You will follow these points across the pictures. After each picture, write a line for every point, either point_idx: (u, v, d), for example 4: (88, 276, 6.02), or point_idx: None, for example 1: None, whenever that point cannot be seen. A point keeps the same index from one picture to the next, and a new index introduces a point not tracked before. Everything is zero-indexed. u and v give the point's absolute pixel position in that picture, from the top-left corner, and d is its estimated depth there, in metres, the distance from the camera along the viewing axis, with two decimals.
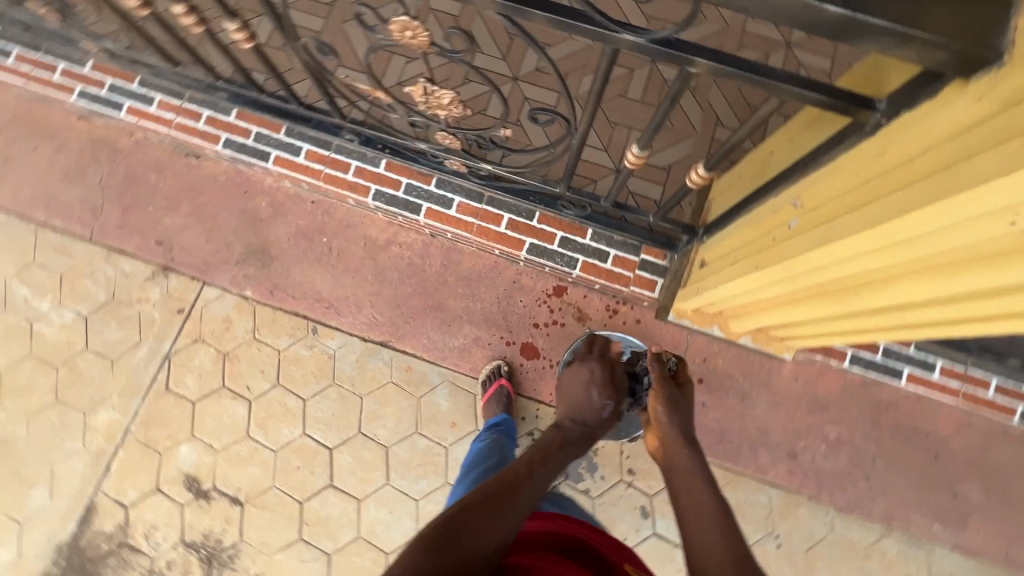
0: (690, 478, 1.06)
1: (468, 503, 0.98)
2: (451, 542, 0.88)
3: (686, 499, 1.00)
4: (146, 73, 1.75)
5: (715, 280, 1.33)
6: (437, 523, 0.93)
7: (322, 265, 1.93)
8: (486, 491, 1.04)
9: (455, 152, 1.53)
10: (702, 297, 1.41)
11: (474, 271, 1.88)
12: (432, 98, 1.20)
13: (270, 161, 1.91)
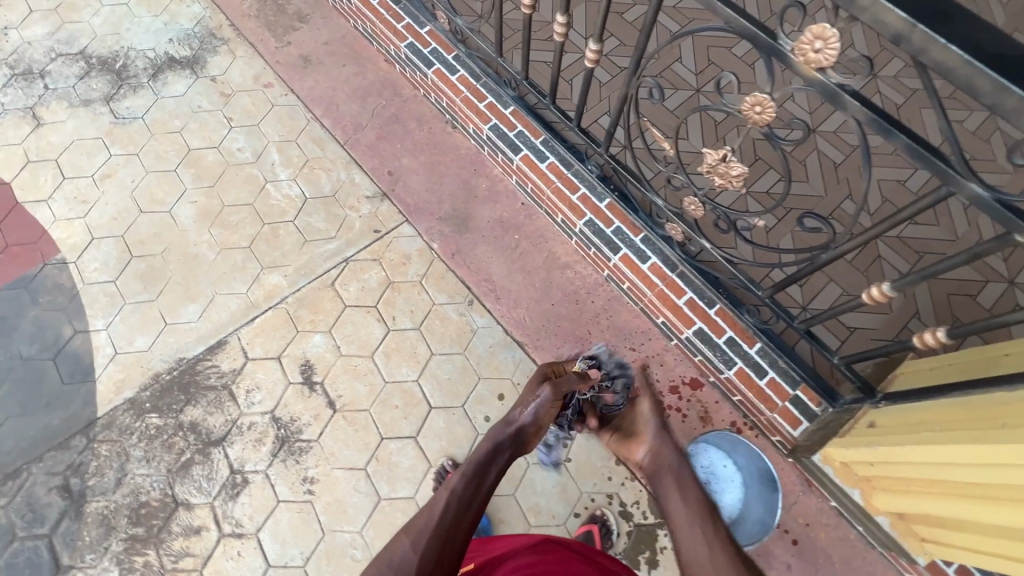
0: (677, 497, 0.96)
1: (419, 518, 0.92)
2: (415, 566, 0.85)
3: (677, 513, 0.93)
4: (464, 52, 2.13)
5: (890, 441, 1.36)
6: (393, 548, 0.88)
7: (504, 255, 2.11)
8: (437, 500, 0.95)
9: (684, 219, 1.70)
10: (866, 452, 1.43)
11: (627, 327, 2.00)
12: (721, 166, 1.35)
13: (518, 155, 2.05)
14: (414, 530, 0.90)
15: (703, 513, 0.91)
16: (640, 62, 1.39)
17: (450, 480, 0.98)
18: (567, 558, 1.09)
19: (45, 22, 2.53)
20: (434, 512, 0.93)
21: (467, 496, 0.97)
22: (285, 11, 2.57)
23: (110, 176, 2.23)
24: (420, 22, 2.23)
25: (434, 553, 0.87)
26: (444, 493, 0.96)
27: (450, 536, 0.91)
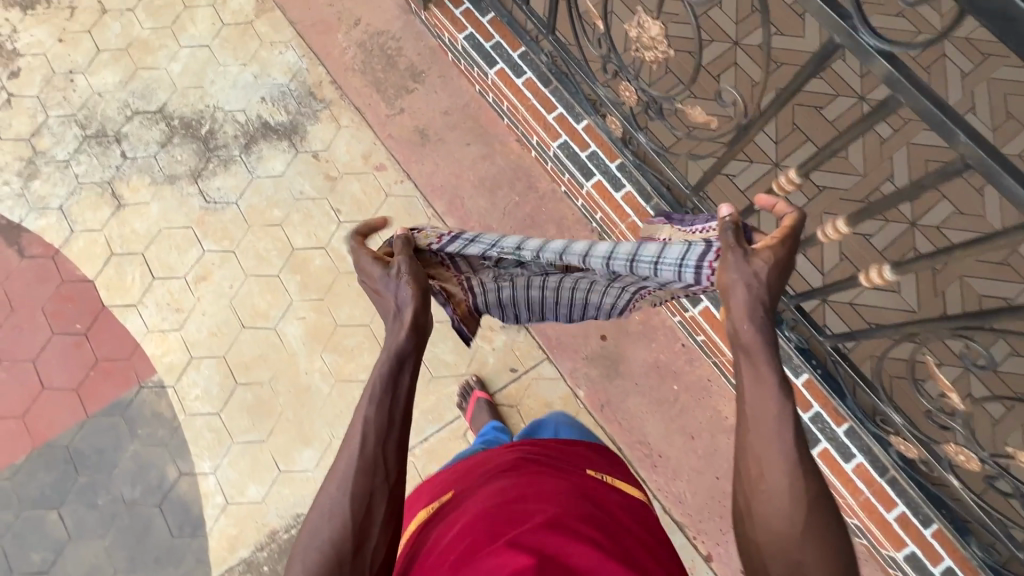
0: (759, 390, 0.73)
1: (340, 461, 0.79)
2: (346, 515, 0.77)
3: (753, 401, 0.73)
4: (633, 165, 1.74)
5: None
6: (322, 497, 0.78)
7: (661, 410, 1.82)
8: (352, 441, 0.80)
9: (929, 447, 1.38)
10: None
11: None
12: None
13: (696, 308, 1.71)
14: (342, 480, 0.78)
15: (774, 418, 0.72)
16: (967, 324, 1.04)
17: (360, 411, 0.80)
18: (539, 477, 1.05)
19: (115, 67, 2.15)
20: (356, 449, 0.79)
21: (386, 427, 0.80)
22: (396, 66, 2.14)
23: (204, 278, 1.94)
24: (576, 115, 1.82)
25: (362, 510, 0.77)
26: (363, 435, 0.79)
27: (379, 468, 0.79)
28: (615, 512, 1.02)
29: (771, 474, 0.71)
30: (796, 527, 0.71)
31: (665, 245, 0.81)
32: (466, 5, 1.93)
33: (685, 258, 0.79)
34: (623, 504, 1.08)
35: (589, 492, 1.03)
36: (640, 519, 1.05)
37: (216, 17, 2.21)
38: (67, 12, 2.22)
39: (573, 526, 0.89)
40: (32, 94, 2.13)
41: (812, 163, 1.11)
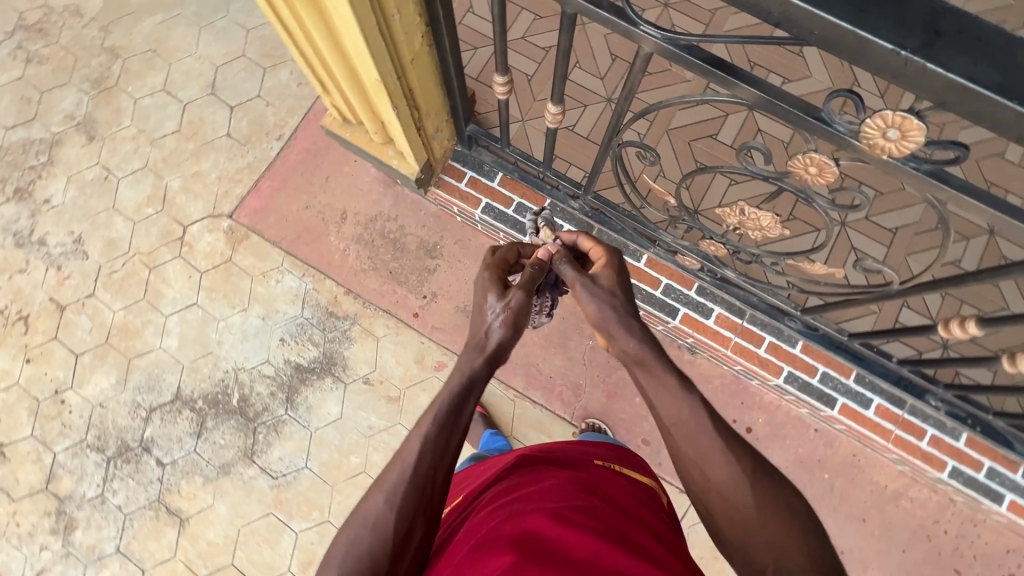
0: (674, 403, 0.84)
1: (393, 470, 0.81)
2: (388, 528, 0.78)
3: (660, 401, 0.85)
4: (716, 287, 1.62)
5: None
6: (369, 504, 0.80)
7: (824, 506, 1.75)
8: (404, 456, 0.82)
9: None
10: None
11: (998, 550, 1.71)
12: None
13: (834, 406, 1.63)
14: (391, 493, 0.80)
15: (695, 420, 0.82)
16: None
17: (420, 425, 0.83)
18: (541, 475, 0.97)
19: (105, 366, 1.89)
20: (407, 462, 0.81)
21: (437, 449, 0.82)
22: (405, 248, 1.95)
23: (310, 563, 1.74)
24: (631, 252, 1.69)
25: (405, 516, 0.79)
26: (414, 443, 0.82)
27: (425, 491, 0.81)
28: (630, 506, 0.95)
29: (711, 468, 0.80)
30: (751, 504, 0.78)
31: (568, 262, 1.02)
32: (468, 173, 1.76)
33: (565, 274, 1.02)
34: (647, 499, 1.02)
35: (603, 480, 1.01)
36: (657, 515, 0.98)
37: (189, 267, 1.97)
38: (22, 324, 1.94)
39: (572, 518, 0.83)
40: (26, 435, 1.85)
41: (1006, 322, 1.01)
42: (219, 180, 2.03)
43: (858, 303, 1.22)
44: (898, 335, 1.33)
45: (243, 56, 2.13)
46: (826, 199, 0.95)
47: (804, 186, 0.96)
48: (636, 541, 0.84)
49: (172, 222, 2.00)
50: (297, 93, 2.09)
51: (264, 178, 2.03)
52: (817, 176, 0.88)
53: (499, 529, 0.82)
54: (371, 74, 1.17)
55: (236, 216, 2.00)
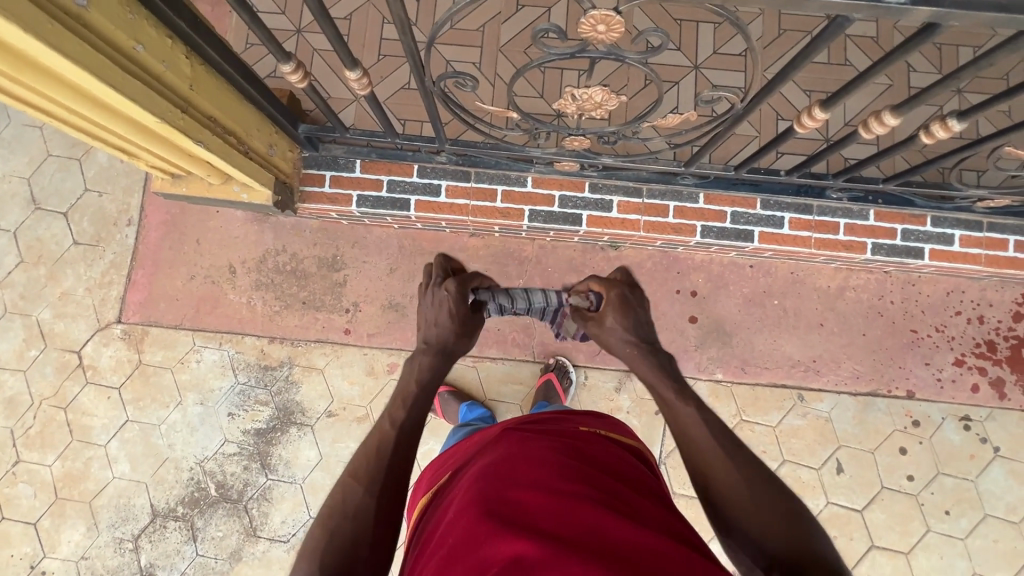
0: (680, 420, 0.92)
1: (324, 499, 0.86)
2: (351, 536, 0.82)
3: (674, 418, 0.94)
4: (604, 178, 1.61)
5: None
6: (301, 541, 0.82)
7: (784, 329, 1.84)
8: (375, 438, 0.93)
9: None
10: None
11: (937, 297, 1.85)
12: None
13: (754, 238, 1.69)
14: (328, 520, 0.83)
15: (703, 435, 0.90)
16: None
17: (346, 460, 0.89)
18: (528, 447, 1.01)
19: (69, 520, 1.79)
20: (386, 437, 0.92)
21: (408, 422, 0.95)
22: (308, 273, 1.88)
23: None
24: (515, 180, 1.66)
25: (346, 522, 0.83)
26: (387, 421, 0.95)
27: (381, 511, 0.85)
28: (617, 469, 1.01)
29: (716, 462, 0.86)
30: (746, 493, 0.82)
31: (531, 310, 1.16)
32: (328, 174, 1.67)
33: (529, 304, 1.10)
34: (628, 460, 1.08)
35: (582, 444, 1.06)
36: (637, 471, 1.05)
37: (104, 388, 1.84)
38: None
39: (567, 491, 0.88)
40: None
41: (844, 95, 1.04)
42: (89, 291, 1.89)
43: (720, 137, 1.24)
44: (770, 150, 1.37)
45: (49, 156, 1.93)
46: (634, 51, 0.92)
47: (612, 46, 0.93)
48: (625, 502, 0.89)
49: (64, 353, 1.86)
50: (125, 170, 1.93)
51: (134, 269, 1.89)
52: (611, 31, 0.85)
53: (495, 509, 0.85)
54: (150, 120, 1.06)
55: (125, 318, 1.87)
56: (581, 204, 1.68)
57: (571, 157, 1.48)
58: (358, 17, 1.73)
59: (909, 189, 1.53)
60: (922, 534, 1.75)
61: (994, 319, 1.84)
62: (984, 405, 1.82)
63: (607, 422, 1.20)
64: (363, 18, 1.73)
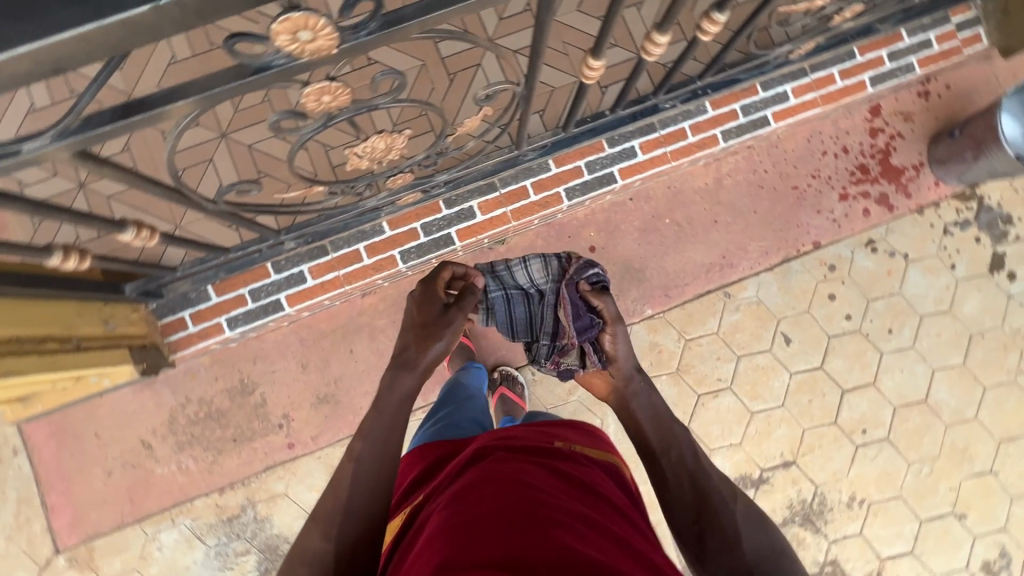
0: (664, 434, 1.07)
1: None
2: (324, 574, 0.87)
3: (663, 429, 1.08)
4: (451, 189, 1.57)
5: None
6: None
7: (685, 241, 1.87)
8: (350, 475, 0.98)
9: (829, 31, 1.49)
10: None
11: (802, 147, 1.90)
12: None
13: (617, 178, 1.69)
14: None
15: (687, 459, 1.02)
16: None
17: None
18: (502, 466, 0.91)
19: None
20: (361, 461, 0.99)
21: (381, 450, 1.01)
22: (224, 409, 1.77)
23: None
24: (372, 231, 1.59)
25: None
26: (362, 447, 1.01)
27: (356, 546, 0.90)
28: (593, 490, 0.91)
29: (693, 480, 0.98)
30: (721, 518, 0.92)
31: (532, 275, 1.27)
32: (186, 314, 1.56)
33: (531, 277, 1.26)
34: (606, 477, 0.99)
35: (558, 462, 0.97)
36: (614, 495, 0.95)
37: None
38: None
39: (541, 513, 0.77)
40: None
41: (603, 40, 1.02)
42: (12, 538, 1.73)
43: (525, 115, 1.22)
44: (581, 103, 1.35)
45: None
46: (381, 98, 0.87)
47: (358, 102, 0.87)
48: (598, 531, 0.79)
49: None
50: None
51: (45, 494, 1.74)
52: (338, 95, 0.79)
53: (460, 536, 0.74)
54: None
55: (63, 546, 1.73)
56: (444, 222, 1.63)
57: (407, 190, 1.42)
58: (136, 142, 1.58)
59: (724, 73, 1.54)
60: (878, 361, 1.86)
61: (857, 144, 1.91)
62: (880, 224, 1.91)
63: (584, 433, 1.13)
64: (142, 140, 1.59)
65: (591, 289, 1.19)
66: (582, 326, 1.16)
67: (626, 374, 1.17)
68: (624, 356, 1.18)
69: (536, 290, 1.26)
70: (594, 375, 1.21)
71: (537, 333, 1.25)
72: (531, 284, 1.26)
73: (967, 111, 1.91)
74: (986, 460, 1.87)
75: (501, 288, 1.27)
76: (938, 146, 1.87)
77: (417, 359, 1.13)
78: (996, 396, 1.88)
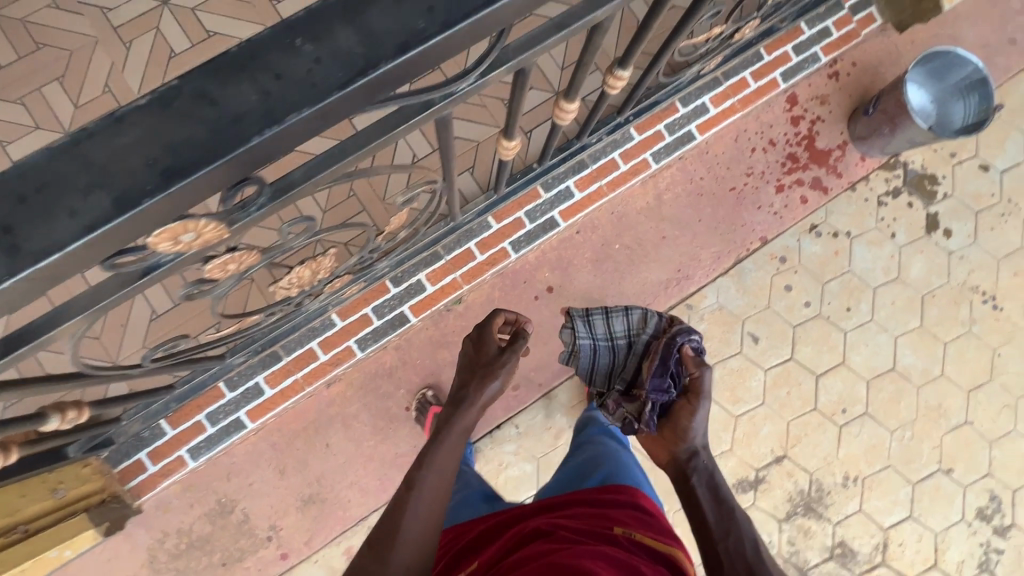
0: (727, 521, 1.05)
1: None
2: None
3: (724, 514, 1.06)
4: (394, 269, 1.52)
5: None
6: None
7: (639, 262, 1.86)
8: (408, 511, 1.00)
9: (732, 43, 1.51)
10: None
11: (732, 148, 1.92)
12: None
13: (559, 220, 1.75)
14: None
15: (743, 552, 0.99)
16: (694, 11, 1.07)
17: None
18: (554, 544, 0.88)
19: None
20: (433, 473, 1.07)
21: (451, 468, 1.10)
22: (204, 537, 1.67)
23: None
24: (323, 326, 1.54)
25: None
26: (434, 464, 1.08)
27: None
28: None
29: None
30: None
31: (623, 325, 1.46)
32: None
33: (625, 326, 1.45)
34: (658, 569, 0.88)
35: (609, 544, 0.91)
36: None
37: None
38: None
39: None
40: None
41: (511, 128, 0.97)
42: None
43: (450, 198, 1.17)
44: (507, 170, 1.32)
45: None
46: (291, 241, 0.82)
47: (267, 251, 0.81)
48: None
49: None
50: None
51: None
52: (241, 257, 0.74)
53: None
54: None
55: None
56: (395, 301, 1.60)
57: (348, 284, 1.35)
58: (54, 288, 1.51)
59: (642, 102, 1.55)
60: (843, 340, 1.91)
61: (782, 136, 1.95)
62: (819, 208, 1.96)
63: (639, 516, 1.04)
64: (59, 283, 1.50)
65: (691, 357, 1.28)
66: (653, 385, 1.27)
67: (697, 446, 1.19)
68: (699, 425, 1.20)
69: (627, 340, 1.45)
70: (652, 441, 1.26)
71: (616, 380, 1.43)
72: (623, 331, 1.46)
73: (877, 85, 1.98)
74: (961, 412, 1.93)
75: (592, 330, 1.47)
76: (858, 123, 1.92)
77: (485, 396, 1.22)
78: (958, 349, 1.95)
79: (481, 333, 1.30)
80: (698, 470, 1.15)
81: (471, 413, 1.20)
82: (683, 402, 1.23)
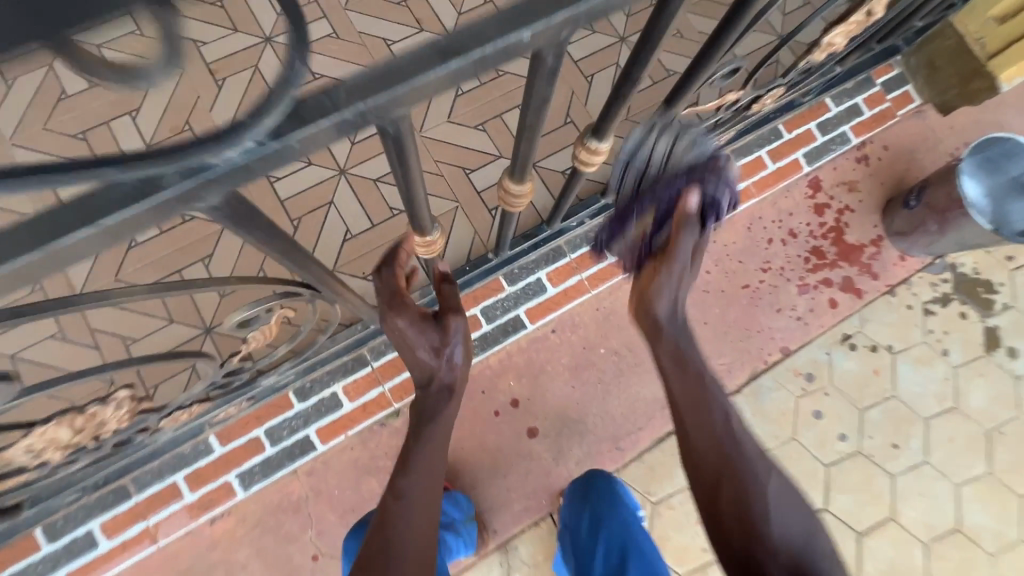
0: (700, 416, 0.84)
1: None
2: None
3: (726, 448, 0.82)
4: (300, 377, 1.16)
5: None
6: None
7: (632, 372, 1.39)
8: None
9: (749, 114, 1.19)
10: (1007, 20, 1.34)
11: (742, 239, 1.60)
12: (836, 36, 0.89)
13: (526, 320, 1.31)
14: None
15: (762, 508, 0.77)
16: (702, 62, 0.73)
17: None
18: None
19: None
20: (403, 519, 0.74)
21: (428, 500, 0.76)
22: None
23: None
24: (194, 452, 1.13)
25: None
26: (404, 505, 0.75)
27: None
28: None
29: None
30: None
31: (667, 152, 0.87)
32: None
33: (657, 154, 0.88)
34: None
35: None
36: None
37: None
38: None
39: None
40: None
41: (416, 196, 0.66)
42: None
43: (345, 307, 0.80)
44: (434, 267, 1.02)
45: None
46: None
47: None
48: None
49: None
50: None
51: None
52: None
53: None
54: None
55: None
56: (294, 424, 1.17)
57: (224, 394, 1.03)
58: None
59: None
60: (892, 486, 1.49)
61: (803, 226, 1.63)
62: (851, 314, 1.60)
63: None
64: None
65: (701, 208, 0.82)
66: (648, 201, 0.87)
67: (654, 311, 0.85)
68: (677, 271, 0.82)
69: (642, 170, 0.90)
70: (638, 283, 0.88)
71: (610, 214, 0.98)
72: (652, 157, 0.88)
73: (917, 172, 1.66)
74: None
75: (671, 142, 0.87)
76: (894, 217, 1.60)
77: (451, 375, 0.79)
78: None
79: (392, 297, 0.77)
80: (650, 329, 0.89)
81: (437, 404, 0.79)
82: (672, 250, 0.81)
